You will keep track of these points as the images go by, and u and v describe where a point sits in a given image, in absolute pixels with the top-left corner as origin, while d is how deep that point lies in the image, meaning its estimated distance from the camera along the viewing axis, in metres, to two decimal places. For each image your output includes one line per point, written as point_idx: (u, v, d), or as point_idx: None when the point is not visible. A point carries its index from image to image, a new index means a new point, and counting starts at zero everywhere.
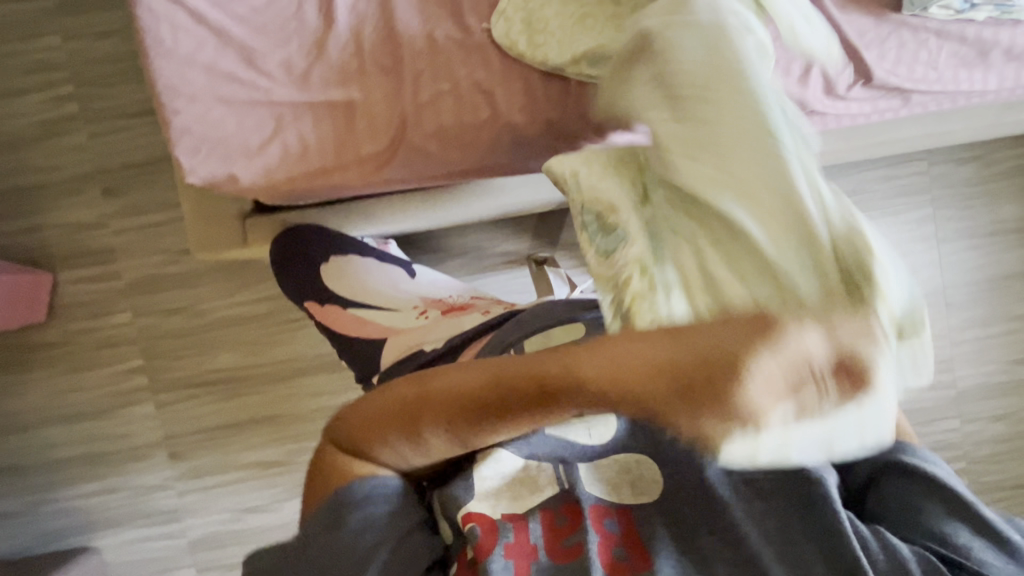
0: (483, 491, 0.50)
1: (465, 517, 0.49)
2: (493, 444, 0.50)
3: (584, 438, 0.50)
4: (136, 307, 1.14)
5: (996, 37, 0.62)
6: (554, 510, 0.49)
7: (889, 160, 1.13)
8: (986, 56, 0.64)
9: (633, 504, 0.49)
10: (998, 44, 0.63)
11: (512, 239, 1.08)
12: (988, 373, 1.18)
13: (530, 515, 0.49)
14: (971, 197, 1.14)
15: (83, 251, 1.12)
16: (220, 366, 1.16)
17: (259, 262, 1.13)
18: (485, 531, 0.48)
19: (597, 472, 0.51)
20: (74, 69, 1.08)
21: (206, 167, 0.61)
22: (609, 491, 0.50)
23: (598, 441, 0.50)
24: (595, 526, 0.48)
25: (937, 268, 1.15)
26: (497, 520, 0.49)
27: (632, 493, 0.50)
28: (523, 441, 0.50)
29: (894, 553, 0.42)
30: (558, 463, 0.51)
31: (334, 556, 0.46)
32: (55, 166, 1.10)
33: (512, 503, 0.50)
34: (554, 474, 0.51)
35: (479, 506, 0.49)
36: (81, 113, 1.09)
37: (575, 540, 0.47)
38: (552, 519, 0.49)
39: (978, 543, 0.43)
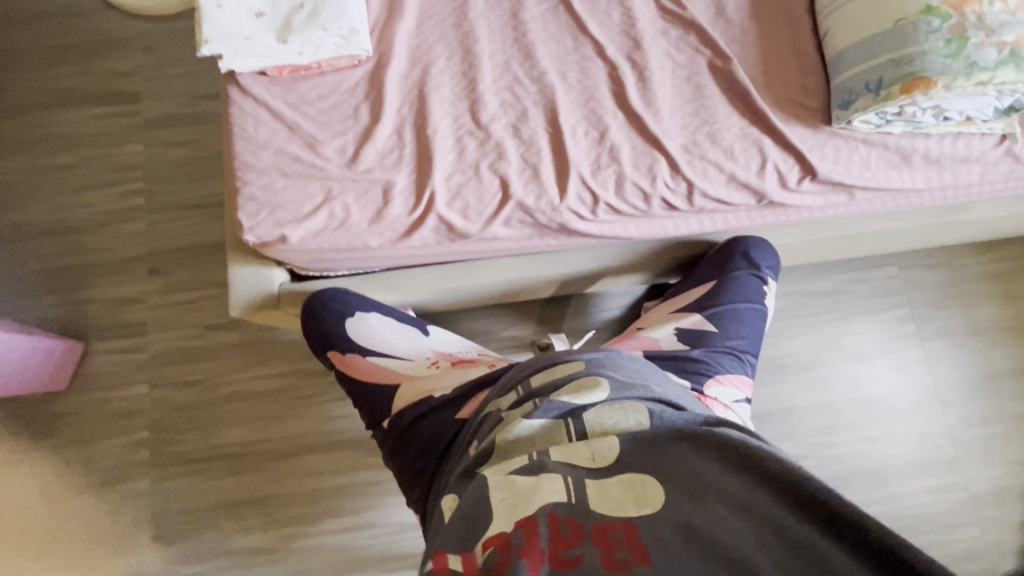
0: (500, 512, 0.53)
1: (482, 544, 0.50)
2: (507, 469, 0.57)
3: (588, 462, 0.57)
4: (154, 379, 1.19)
5: (914, 144, 0.73)
6: (560, 519, 0.52)
7: (862, 264, 1.24)
8: (908, 159, 0.74)
9: (637, 516, 0.52)
10: (916, 149, 0.73)
11: (517, 322, 1.17)
12: (998, 476, 1.16)
13: (537, 520, 0.51)
14: (943, 299, 1.23)
15: (116, 323, 1.21)
16: (224, 441, 1.17)
17: (279, 338, 1.21)
18: (499, 548, 0.49)
19: (604, 492, 0.54)
20: (149, 169, 1.26)
21: (262, 227, 0.73)
22: (613, 510, 0.53)
23: (603, 463, 0.57)
24: (597, 537, 0.50)
25: (924, 365, 1.21)
26: (508, 533, 0.50)
27: (636, 509, 0.53)
28: (535, 458, 0.58)
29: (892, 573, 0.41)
30: (570, 474, 0.56)
31: None
32: (112, 247, 1.23)
33: (523, 512, 0.52)
34: (564, 485, 0.55)
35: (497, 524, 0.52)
36: (146, 204, 1.25)
37: (578, 550, 0.49)
38: (557, 527, 0.51)
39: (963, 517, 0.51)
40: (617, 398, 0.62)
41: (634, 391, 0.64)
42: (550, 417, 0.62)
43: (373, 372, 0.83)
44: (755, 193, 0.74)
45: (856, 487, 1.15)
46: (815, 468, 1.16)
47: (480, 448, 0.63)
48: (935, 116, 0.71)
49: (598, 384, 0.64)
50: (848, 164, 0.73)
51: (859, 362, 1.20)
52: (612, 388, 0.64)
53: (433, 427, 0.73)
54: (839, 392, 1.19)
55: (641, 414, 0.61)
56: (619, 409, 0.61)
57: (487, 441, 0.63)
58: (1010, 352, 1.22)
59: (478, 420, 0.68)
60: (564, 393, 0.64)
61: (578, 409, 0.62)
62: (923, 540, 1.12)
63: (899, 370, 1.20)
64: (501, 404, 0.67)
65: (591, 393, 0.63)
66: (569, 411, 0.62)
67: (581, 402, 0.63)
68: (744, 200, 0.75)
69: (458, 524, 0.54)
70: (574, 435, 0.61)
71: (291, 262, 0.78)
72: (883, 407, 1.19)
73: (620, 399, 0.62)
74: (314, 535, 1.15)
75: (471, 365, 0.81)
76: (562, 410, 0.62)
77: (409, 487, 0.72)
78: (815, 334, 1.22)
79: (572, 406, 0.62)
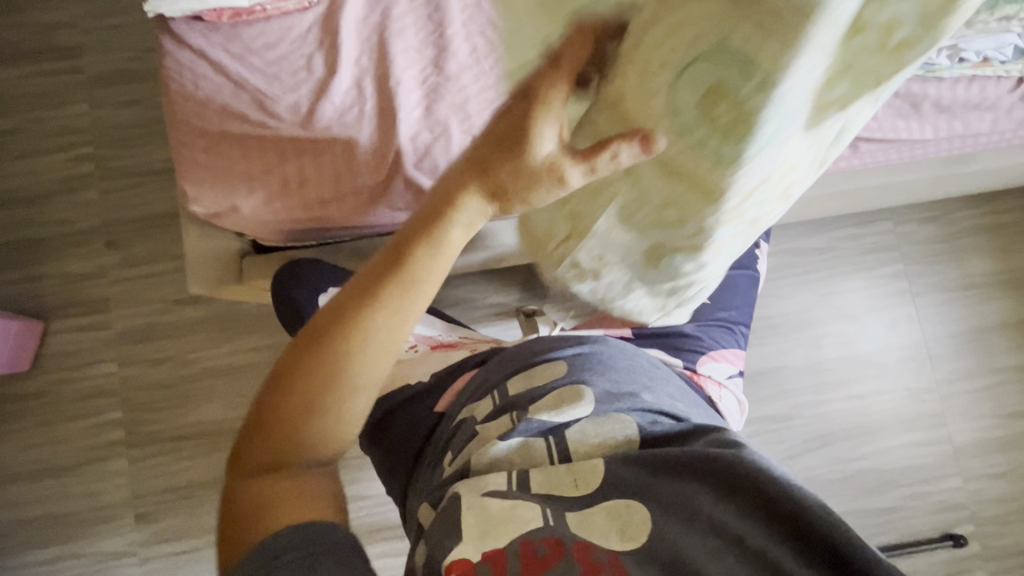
0: (467, 534, 0.49)
1: (446, 565, 0.47)
2: (481, 489, 0.53)
3: (571, 489, 0.53)
4: (122, 357, 1.13)
5: (925, 91, 0.66)
6: (535, 542, 0.49)
7: (855, 220, 1.20)
8: (917, 107, 0.68)
9: (621, 551, 0.49)
10: (926, 96, 0.67)
11: (500, 291, 1.12)
12: (983, 428, 1.17)
13: (508, 552, 0.48)
14: (937, 254, 1.20)
15: (75, 300, 1.14)
16: (201, 419, 1.13)
17: (252, 312, 1.15)
18: (462, 574, 0.46)
19: (585, 523, 0.51)
20: (97, 132, 1.16)
21: (210, 197, 0.67)
22: (594, 536, 0.50)
23: (585, 492, 0.53)
24: (579, 559, 0.47)
25: (914, 322, 1.19)
26: (475, 562, 0.47)
27: (620, 541, 0.50)
28: (510, 488, 0.53)
29: None
30: (546, 505, 0.52)
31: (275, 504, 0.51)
32: (63, 219, 1.15)
33: (494, 540, 0.49)
34: (540, 512, 0.51)
35: (461, 552, 0.48)
36: (96, 169, 1.16)
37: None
38: (531, 551, 0.48)
39: None
40: (602, 412, 0.59)
41: (622, 402, 0.60)
42: (526, 437, 0.58)
43: None
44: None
45: (842, 445, 1.15)
46: (803, 428, 1.16)
47: (455, 466, 0.59)
48: (949, 58, 0.62)
49: (582, 395, 0.60)
50: None
51: (849, 321, 1.18)
52: (598, 401, 0.60)
53: (407, 421, 0.69)
54: (829, 351, 1.18)
55: (628, 427, 0.58)
56: (605, 422, 0.58)
57: (462, 460, 0.59)
58: (1000, 306, 1.21)
59: (455, 423, 0.65)
60: (544, 410, 0.60)
61: (558, 427, 0.58)
62: (906, 493, 1.14)
63: (889, 328, 1.19)
64: (477, 412, 0.64)
65: (574, 407, 0.59)
66: (549, 429, 0.58)
67: (562, 418, 0.59)
68: None
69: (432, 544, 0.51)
70: (555, 455, 0.57)
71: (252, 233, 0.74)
72: (871, 365, 1.18)
73: (603, 412, 0.59)
74: None
75: (451, 350, 0.78)
76: (540, 428, 0.58)
77: (388, 478, 0.69)
78: (806, 293, 1.19)
79: (553, 425, 0.58)
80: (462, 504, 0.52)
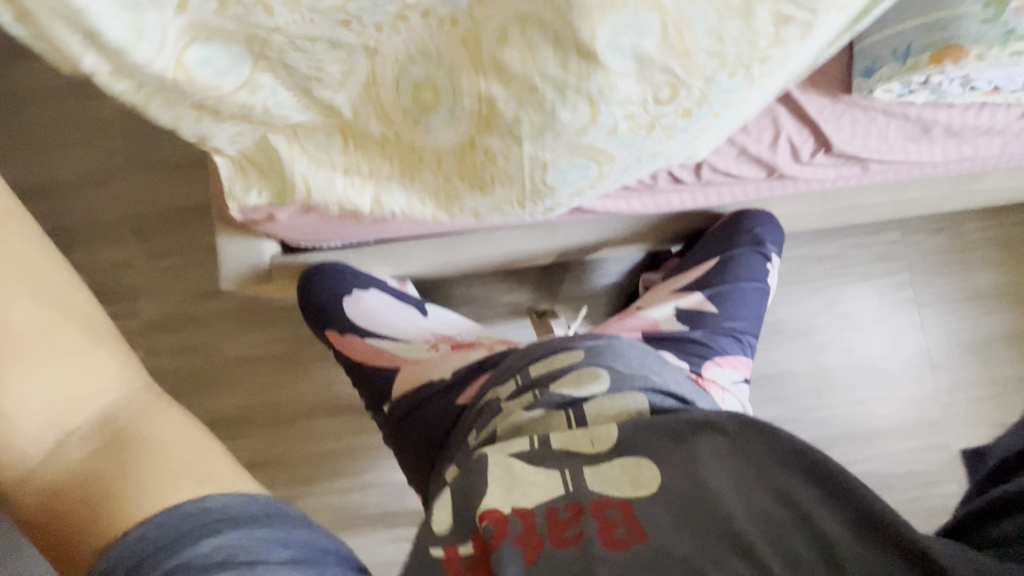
0: (495, 485, 0.50)
1: (480, 515, 0.48)
2: (507, 450, 0.54)
3: (585, 445, 0.53)
4: (149, 345, 1.18)
5: (936, 116, 0.67)
6: (559, 506, 0.49)
7: (864, 229, 1.22)
8: (928, 131, 0.69)
9: (633, 497, 0.50)
10: (937, 121, 0.68)
11: (514, 289, 1.15)
12: (980, 436, 1.20)
13: (536, 511, 0.49)
14: (945, 264, 1.22)
15: (104, 289, 1.18)
16: (223, 406, 1.18)
17: (273, 304, 1.19)
18: (495, 524, 0.47)
19: (602, 476, 0.51)
20: (126, 126, 1.19)
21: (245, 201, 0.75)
22: (612, 489, 0.50)
23: (600, 449, 0.53)
24: (599, 514, 0.48)
25: (919, 330, 1.21)
26: (506, 514, 0.48)
27: (633, 490, 0.50)
28: (534, 448, 0.54)
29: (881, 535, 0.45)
30: (565, 467, 0.52)
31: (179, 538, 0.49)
32: (93, 210, 1.19)
33: (520, 497, 0.49)
34: (560, 477, 0.51)
35: (491, 500, 0.49)
36: (126, 165, 1.20)
37: (579, 529, 0.48)
38: (555, 513, 0.49)
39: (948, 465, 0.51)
40: (616, 387, 0.58)
41: (635, 380, 0.60)
42: (547, 408, 0.58)
43: (374, 354, 0.83)
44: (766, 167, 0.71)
45: (843, 448, 1.18)
46: (805, 431, 1.19)
47: (478, 438, 0.59)
48: (962, 87, 0.63)
49: (598, 375, 0.60)
50: (864, 137, 0.68)
51: (854, 327, 1.21)
52: (613, 379, 0.60)
53: (431, 416, 0.72)
54: (833, 357, 1.21)
55: (641, 401, 0.57)
56: (619, 397, 0.58)
57: (486, 432, 0.59)
58: (1004, 317, 1.23)
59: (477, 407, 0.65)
60: (564, 385, 0.60)
61: (577, 401, 0.58)
62: (903, 496, 1.17)
63: (893, 336, 1.21)
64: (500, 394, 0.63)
65: (591, 385, 0.59)
66: (569, 402, 0.58)
67: (581, 394, 0.59)
68: (754, 173, 0.72)
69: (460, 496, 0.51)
70: (573, 422, 0.57)
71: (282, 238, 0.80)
72: (875, 370, 1.20)
73: (619, 389, 0.58)
74: (318, 494, 1.18)
75: (471, 350, 0.79)
76: (561, 400, 0.59)
77: (411, 468, 0.72)
78: (813, 299, 1.21)
79: (573, 398, 0.58)
80: (487, 461, 0.52)
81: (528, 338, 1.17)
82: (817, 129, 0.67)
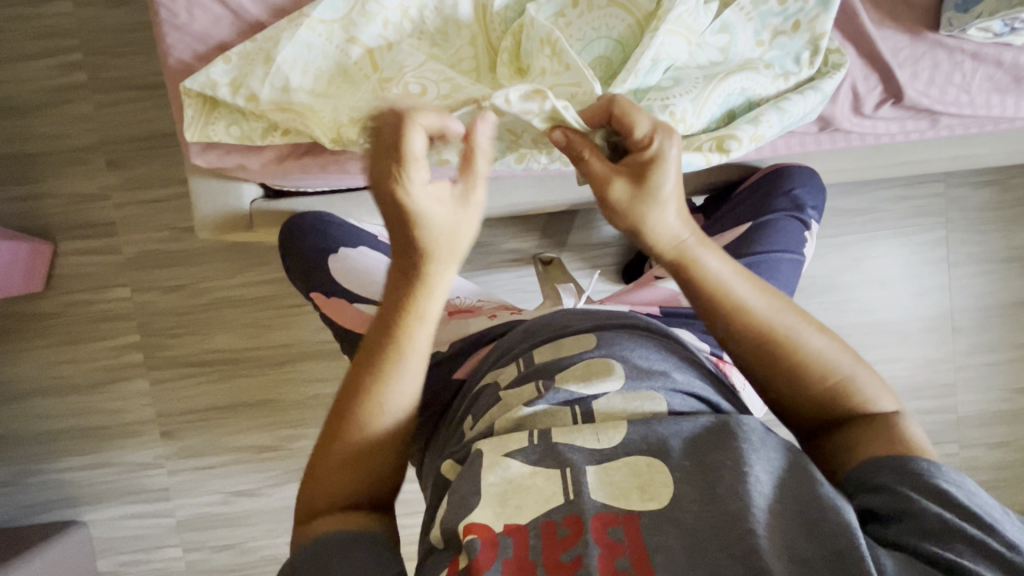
0: (488, 498, 0.45)
1: (465, 527, 0.43)
2: (503, 450, 0.48)
3: (590, 443, 0.47)
4: (135, 283, 1.12)
5: (1000, 56, 0.73)
6: (556, 521, 0.43)
7: (905, 180, 1.12)
8: (993, 77, 0.74)
9: (641, 511, 0.43)
10: (1003, 63, 0.73)
11: (519, 237, 1.07)
12: (990, 400, 1.17)
13: (531, 528, 0.43)
14: (985, 222, 1.13)
15: (81, 222, 1.10)
16: (216, 346, 1.15)
17: (263, 244, 1.12)
18: (485, 544, 0.42)
19: (606, 478, 0.45)
20: (85, 37, 1.05)
21: (227, 149, 0.76)
22: (615, 498, 0.44)
23: (606, 446, 0.47)
24: (599, 537, 0.41)
25: (945, 291, 1.15)
26: (498, 533, 0.43)
27: (639, 500, 0.43)
28: (532, 445, 0.48)
29: None
30: (565, 467, 0.46)
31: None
32: (60, 134, 1.08)
33: (514, 512, 0.44)
34: (561, 483, 0.45)
35: (482, 515, 0.44)
36: (90, 83, 1.07)
37: (577, 552, 0.41)
38: (552, 531, 0.42)
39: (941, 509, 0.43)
40: (632, 386, 0.51)
41: (653, 380, 0.51)
42: (551, 405, 0.51)
43: (359, 322, 0.73)
44: (821, 119, 0.75)
45: None
46: None
47: (477, 430, 0.53)
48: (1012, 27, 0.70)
49: (612, 369, 0.52)
50: (933, 87, 0.73)
51: (877, 287, 1.14)
52: (629, 376, 0.52)
53: (428, 387, 0.66)
54: (851, 316, 1.15)
55: (659, 402, 0.50)
56: (634, 397, 0.50)
57: (485, 423, 0.53)
58: None
59: (476, 390, 0.58)
60: (573, 379, 0.52)
61: (586, 397, 0.51)
62: None
63: (917, 296, 1.15)
64: (500, 379, 0.56)
65: (603, 380, 0.51)
66: (576, 400, 0.51)
67: (590, 390, 0.51)
68: (807, 126, 0.76)
69: (456, 500, 0.46)
70: (579, 419, 0.50)
71: (272, 182, 0.80)
72: (892, 332, 1.15)
73: (636, 387, 0.51)
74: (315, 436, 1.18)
75: (469, 317, 0.74)
76: (567, 398, 0.51)
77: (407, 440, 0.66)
78: (838, 255, 1.14)
79: (581, 396, 0.51)
80: (482, 466, 0.47)
81: (533, 289, 1.10)
82: (879, 75, 0.73)
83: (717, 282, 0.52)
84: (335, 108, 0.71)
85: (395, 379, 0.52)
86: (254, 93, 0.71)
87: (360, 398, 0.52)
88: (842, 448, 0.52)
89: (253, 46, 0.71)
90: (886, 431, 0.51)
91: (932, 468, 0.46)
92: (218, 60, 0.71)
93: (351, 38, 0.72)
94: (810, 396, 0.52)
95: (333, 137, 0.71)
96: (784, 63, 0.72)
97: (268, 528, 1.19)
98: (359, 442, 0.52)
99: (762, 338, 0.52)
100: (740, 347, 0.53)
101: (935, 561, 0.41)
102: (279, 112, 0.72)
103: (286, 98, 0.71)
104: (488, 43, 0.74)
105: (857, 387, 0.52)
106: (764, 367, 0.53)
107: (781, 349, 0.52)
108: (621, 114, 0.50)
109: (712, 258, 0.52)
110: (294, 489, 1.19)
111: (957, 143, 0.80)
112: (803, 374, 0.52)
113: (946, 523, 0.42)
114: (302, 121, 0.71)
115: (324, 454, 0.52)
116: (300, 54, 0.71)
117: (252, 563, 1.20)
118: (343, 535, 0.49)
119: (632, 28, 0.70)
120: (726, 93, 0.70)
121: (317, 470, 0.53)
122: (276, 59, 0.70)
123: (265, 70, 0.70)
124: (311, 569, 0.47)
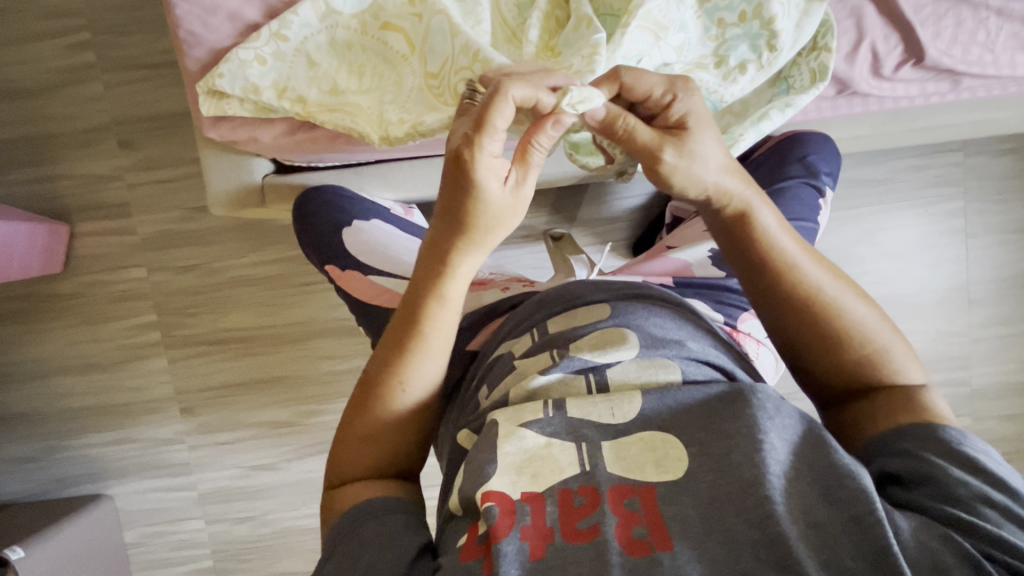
0: (506, 466, 0.46)
1: (483, 495, 0.44)
2: (519, 419, 0.48)
3: (606, 417, 0.48)
4: (150, 263, 1.14)
5: None
6: (573, 490, 0.44)
7: (922, 150, 1.10)
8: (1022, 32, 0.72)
9: (657, 482, 0.44)
10: None
11: (529, 213, 1.07)
12: (1004, 372, 1.16)
13: (548, 496, 0.44)
14: (1004, 191, 1.11)
15: (97, 204, 1.11)
16: (231, 325, 1.16)
17: (275, 223, 1.13)
18: (504, 511, 0.43)
19: (621, 452, 0.46)
20: (93, 15, 1.05)
21: (236, 126, 0.76)
22: (631, 471, 0.45)
23: (621, 419, 0.48)
24: (615, 506, 0.42)
25: (962, 263, 1.13)
26: (515, 501, 0.44)
27: (654, 472, 0.44)
28: (548, 416, 0.48)
29: (923, 540, 0.39)
30: (581, 441, 0.47)
31: (368, 543, 0.47)
32: (72, 115, 1.08)
33: (531, 481, 0.45)
34: (577, 454, 0.46)
35: (500, 482, 0.45)
36: (98, 62, 1.07)
37: (594, 520, 0.42)
38: (569, 500, 0.44)
39: (962, 475, 0.43)
40: (647, 355, 0.51)
41: (667, 349, 0.52)
42: (566, 373, 0.52)
43: (375, 294, 0.74)
44: (839, 82, 0.74)
45: None
46: None
47: (491, 400, 0.53)
48: None
49: (626, 339, 0.52)
50: (955, 45, 0.72)
51: (891, 259, 1.13)
52: (643, 345, 0.52)
53: None
54: (866, 290, 1.14)
55: (673, 371, 0.50)
56: (648, 366, 0.51)
57: (500, 391, 0.53)
58: None
59: (489, 360, 0.59)
60: (587, 348, 0.53)
61: (601, 366, 0.51)
62: None
63: (932, 268, 1.13)
64: (514, 348, 0.57)
65: (617, 349, 0.52)
66: (590, 368, 0.52)
67: (605, 359, 0.52)
68: (825, 89, 0.74)
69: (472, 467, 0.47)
70: (593, 388, 0.51)
71: (286, 156, 0.80)
72: (905, 304, 1.14)
73: (649, 355, 0.51)
74: (330, 412, 1.21)
75: (483, 288, 0.73)
76: (582, 366, 0.52)
77: None
78: (852, 227, 1.12)
79: (595, 364, 0.52)
80: (499, 434, 0.48)
81: (544, 264, 1.10)
82: (900, 34, 0.71)
83: (767, 236, 0.53)
84: (380, 102, 0.74)
85: (418, 357, 0.53)
86: (301, 95, 0.73)
87: (390, 363, 0.54)
88: (865, 418, 0.52)
89: (288, 46, 0.71)
90: (910, 402, 0.51)
91: (954, 437, 0.46)
92: (254, 60, 0.71)
93: (382, 23, 0.72)
94: (846, 364, 0.53)
95: (382, 134, 0.73)
96: (740, 53, 0.69)
97: (287, 501, 1.23)
98: (391, 409, 0.53)
99: (802, 298, 0.53)
100: (783, 304, 0.54)
101: (951, 521, 0.41)
102: (328, 113, 0.74)
103: (336, 100, 0.74)
104: (503, 19, 0.72)
105: (893, 358, 0.53)
106: (807, 330, 0.53)
107: (822, 311, 0.53)
108: (633, 84, 0.51)
109: (765, 212, 0.54)
110: (312, 463, 1.22)
111: (978, 108, 0.79)
112: (844, 338, 0.53)
113: (966, 488, 0.43)
114: (351, 119, 0.73)
115: (362, 411, 0.53)
116: (342, 56, 0.73)
117: (271, 534, 1.24)
118: (372, 504, 0.50)
119: (572, 24, 0.69)
120: (743, 80, 0.70)
121: (353, 444, 0.54)
122: (320, 64, 0.73)
123: (309, 73, 0.73)
124: (342, 538, 0.48)
